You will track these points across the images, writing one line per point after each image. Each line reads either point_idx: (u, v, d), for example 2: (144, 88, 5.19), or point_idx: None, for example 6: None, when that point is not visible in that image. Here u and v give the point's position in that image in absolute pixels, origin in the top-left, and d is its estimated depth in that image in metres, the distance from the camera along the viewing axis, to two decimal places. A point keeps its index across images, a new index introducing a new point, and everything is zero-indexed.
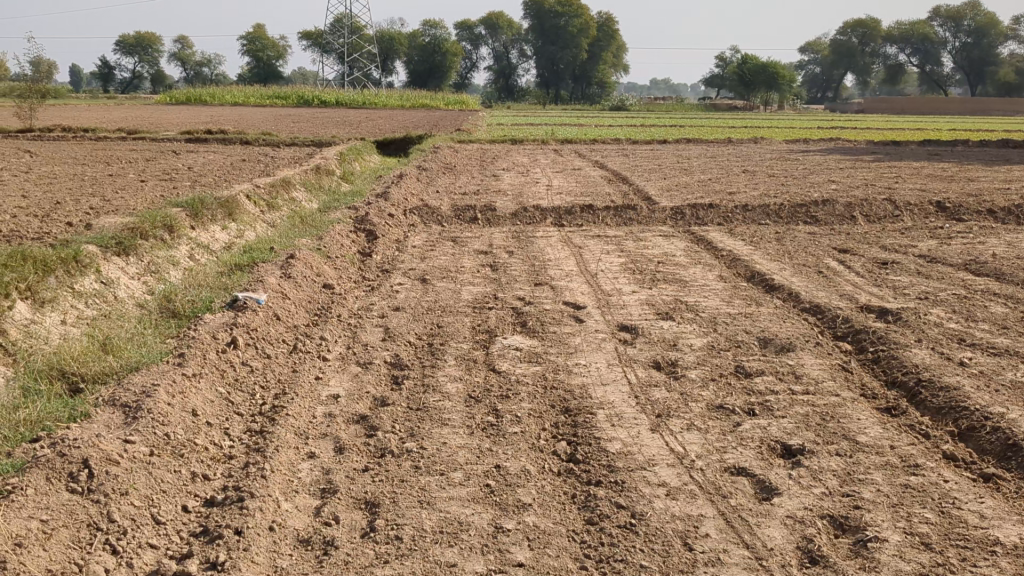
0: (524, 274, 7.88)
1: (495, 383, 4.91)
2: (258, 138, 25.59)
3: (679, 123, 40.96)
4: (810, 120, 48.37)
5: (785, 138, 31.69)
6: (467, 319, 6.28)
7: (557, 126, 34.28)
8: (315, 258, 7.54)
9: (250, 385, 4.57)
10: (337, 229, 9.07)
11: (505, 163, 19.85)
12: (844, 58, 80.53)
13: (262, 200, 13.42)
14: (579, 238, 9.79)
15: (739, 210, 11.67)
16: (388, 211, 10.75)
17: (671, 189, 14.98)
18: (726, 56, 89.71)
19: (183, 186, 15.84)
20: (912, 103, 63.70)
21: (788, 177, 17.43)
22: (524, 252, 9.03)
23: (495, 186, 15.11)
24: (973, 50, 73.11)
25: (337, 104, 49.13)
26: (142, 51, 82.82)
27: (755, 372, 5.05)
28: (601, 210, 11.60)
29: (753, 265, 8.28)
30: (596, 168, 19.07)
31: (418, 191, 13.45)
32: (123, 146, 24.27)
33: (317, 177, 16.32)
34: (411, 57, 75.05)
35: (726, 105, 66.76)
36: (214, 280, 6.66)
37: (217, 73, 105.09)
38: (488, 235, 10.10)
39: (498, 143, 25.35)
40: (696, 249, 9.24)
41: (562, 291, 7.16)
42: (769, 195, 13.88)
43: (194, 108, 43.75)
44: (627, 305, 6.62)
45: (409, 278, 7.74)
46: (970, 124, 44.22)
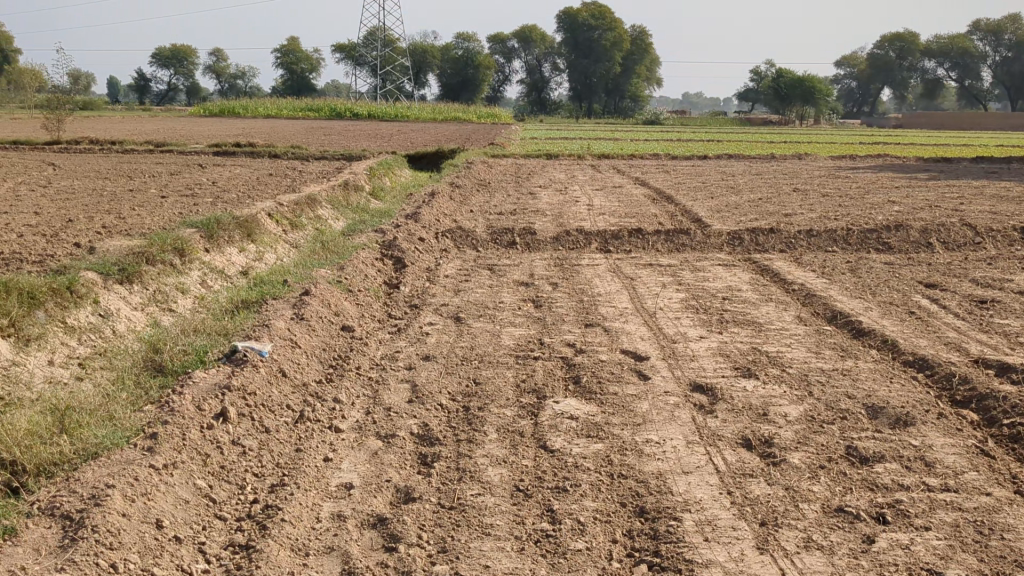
0: (572, 313, 6.89)
1: (549, 468, 3.92)
2: (287, 151, 24.84)
3: (714, 138, 39.87)
4: (847, 135, 47.04)
5: (830, 154, 30.50)
6: (509, 372, 5.29)
7: (592, 140, 33.33)
8: (333, 293, 6.61)
9: (240, 475, 3.64)
10: (360, 256, 8.15)
11: (541, 179, 18.91)
12: (882, 72, 78.83)
13: (285, 218, 12.58)
14: (630, 268, 8.81)
15: (802, 234, 10.62)
16: (418, 234, 9.84)
17: (721, 209, 13.96)
18: (760, 70, 88.60)
19: (205, 203, 15.05)
20: (953, 118, 62.02)
21: (843, 197, 16.32)
22: (570, 284, 8.04)
23: (532, 205, 14.16)
24: (1014, 64, 71.30)
25: (369, 116, 48.60)
26: (178, 63, 83.17)
27: (872, 457, 4.02)
28: (650, 234, 10.61)
29: (833, 303, 7.23)
30: (637, 185, 18.07)
31: (450, 211, 12.52)
32: (150, 158, 23.63)
33: (345, 193, 15.48)
34: (444, 69, 74.60)
35: (761, 120, 65.56)
36: (216, 321, 5.76)
37: (251, 85, 105.29)
38: (528, 263, 9.13)
39: (533, 158, 24.46)
40: (762, 281, 8.21)
41: (618, 336, 6.16)
42: (830, 218, 12.80)
43: (226, 121, 43.37)
44: (696, 355, 5.61)
45: (441, 316, 6.78)
46: (1015, 140, 42.80)
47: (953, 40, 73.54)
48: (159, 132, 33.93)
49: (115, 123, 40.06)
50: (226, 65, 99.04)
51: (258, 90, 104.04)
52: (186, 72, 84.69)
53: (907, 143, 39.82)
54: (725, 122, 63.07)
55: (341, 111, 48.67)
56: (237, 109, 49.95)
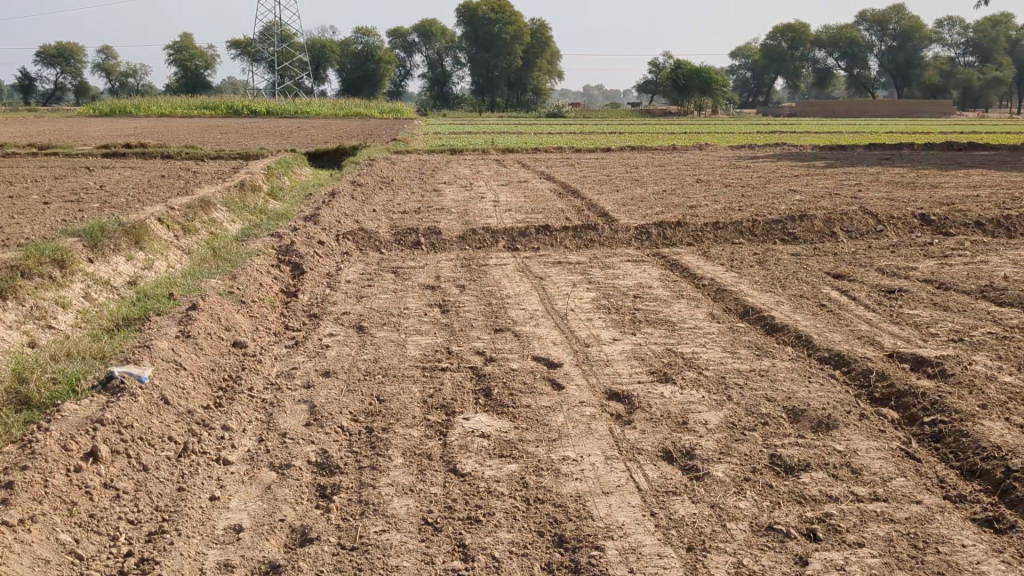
0: (480, 317, 6.60)
1: (460, 494, 3.62)
2: (181, 151, 23.88)
3: (616, 130, 40.03)
4: (744, 124, 48.02)
5: (730, 143, 30.97)
6: (415, 387, 4.97)
7: (496, 134, 33.13)
8: (224, 306, 6.17)
9: (112, 524, 3.23)
10: (254, 263, 7.69)
11: (445, 175, 18.57)
12: (775, 62, 80.80)
13: (177, 223, 11.96)
14: (539, 267, 8.58)
15: (709, 227, 10.56)
16: (317, 237, 9.40)
17: (628, 202, 13.88)
18: (659, 62, 89.95)
19: (90, 209, 14.21)
20: (844, 106, 63.98)
21: (746, 187, 16.45)
22: (478, 286, 7.75)
23: (436, 203, 13.82)
24: (899, 53, 73.99)
25: (268, 114, 47.36)
26: (64, 61, 79.80)
27: (798, 466, 3.84)
28: (558, 230, 10.40)
29: (745, 299, 7.12)
30: (541, 180, 17.88)
31: (352, 211, 12.10)
32: (32, 162, 22.38)
33: (241, 195, 14.85)
34: (344, 65, 73.34)
35: (660, 111, 66.44)
36: (92, 342, 5.26)
37: (142, 83, 101.70)
38: (433, 265, 8.80)
39: (437, 153, 24.09)
40: (672, 277, 8.08)
41: (530, 341, 5.89)
42: (734, 209, 12.83)
43: (116, 121, 41.65)
44: (610, 360, 5.38)
45: (342, 326, 6.41)
46: (900, 127, 44.36)
47: (841, 30, 75.88)
48: (42, 133, 32.30)
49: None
50: (116, 63, 95.41)
51: (150, 88, 100.60)
52: (72, 70, 81.17)
53: (803, 131, 40.82)
54: (627, 114, 63.66)
55: (238, 108, 47.33)
56: (128, 108, 48.02)
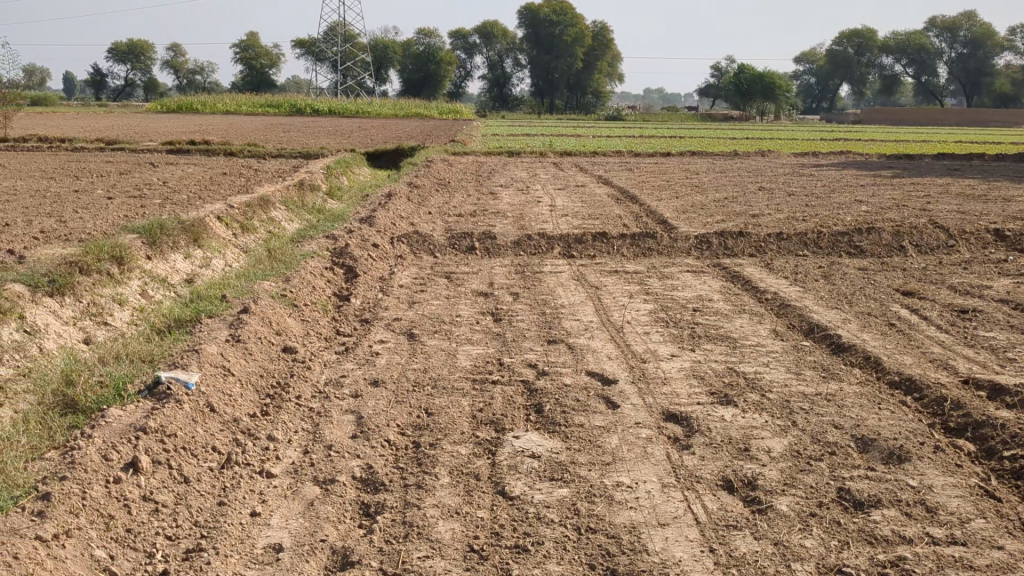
0: (533, 328, 6.43)
1: (508, 519, 3.47)
2: (242, 149, 24.12)
3: (676, 134, 39.58)
4: (807, 131, 47.21)
5: (793, 150, 30.38)
6: (465, 400, 4.83)
7: (555, 137, 32.97)
8: (275, 309, 6.09)
9: (149, 540, 3.14)
10: (309, 265, 7.62)
11: (503, 178, 18.45)
12: (840, 68, 79.34)
13: (235, 221, 12.01)
14: (595, 275, 8.39)
15: (771, 237, 10.27)
16: (372, 240, 9.33)
17: (688, 210, 13.61)
18: (721, 66, 88.95)
19: (152, 205, 14.37)
20: (912, 113, 62.54)
21: (810, 196, 16.05)
22: (533, 294, 7.59)
23: (493, 206, 13.71)
24: (970, 60, 72.14)
25: (329, 112, 47.77)
26: (134, 58, 81.61)
27: (868, 502, 3.62)
28: (616, 238, 10.20)
29: (809, 315, 6.85)
30: (600, 184, 17.68)
31: (407, 213, 12.04)
32: (99, 157, 22.78)
33: (300, 194, 14.89)
34: (406, 65, 73.77)
35: (721, 115, 65.61)
36: (142, 343, 5.22)
37: (209, 80, 103.51)
38: (487, 271, 8.66)
39: (494, 155, 24.00)
40: (733, 290, 7.83)
41: (584, 355, 5.72)
42: (797, 219, 12.50)
43: (182, 117, 42.36)
44: (668, 378, 5.17)
45: (394, 333, 6.29)
46: (969, 136, 43.21)
47: (910, 37, 74.24)
48: (110, 128, 32.94)
49: (66, 119, 38.94)
50: (184, 60, 97.19)
51: (216, 86, 102.32)
52: (142, 67, 82.94)
53: (868, 139, 39.94)
54: (687, 118, 62.98)
55: (300, 107, 47.83)
56: (194, 104, 48.84)
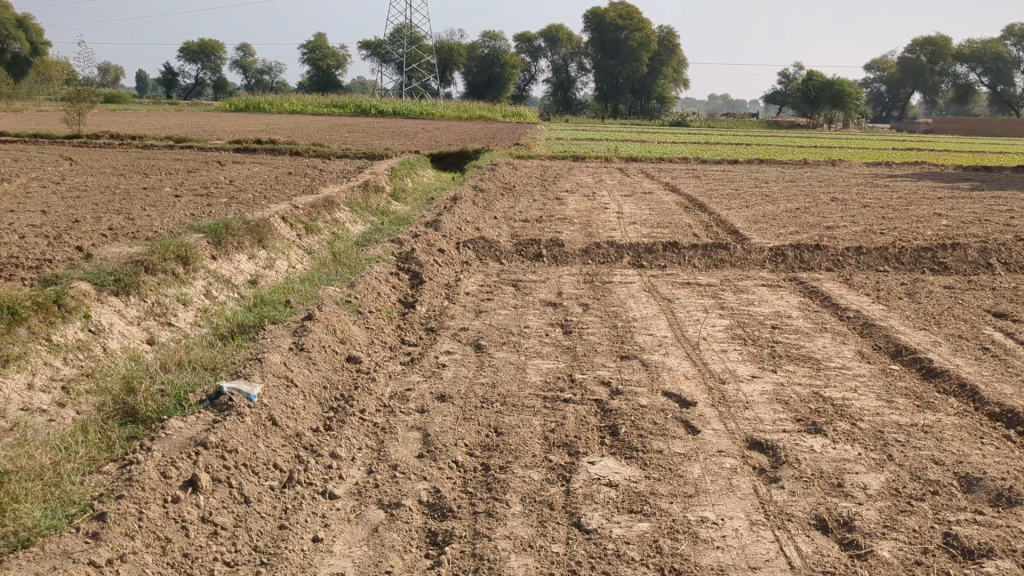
0: (604, 342, 6.18)
1: (584, 556, 3.23)
2: (309, 149, 24.23)
3: (744, 141, 38.89)
4: (877, 140, 46.12)
5: (864, 160, 29.60)
6: (535, 419, 4.60)
7: (620, 142, 32.59)
8: (340, 316, 5.94)
9: (206, 566, 2.97)
10: (374, 271, 7.47)
11: (568, 183, 18.20)
12: (913, 76, 77.45)
13: (300, 222, 11.97)
14: (666, 287, 8.11)
15: (850, 251, 9.87)
16: (437, 245, 9.17)
17: (760, 220, 13.22)
18: (789, 72, 87.56)
19: (219, 204, 14.45)
20: (986, 123, 60.72)
21: (886, 208, 15.51)
22: (602, 306, 7.34)
23: (559, 212, 13.49)
24: None
25: (394, 114, 47.97)
26: (205, 58, 83.11)
27: (978, 550, 3.30)
28: (687, 248, 9.88)
29: (896, 336, 6.48)
30: (667, 191, 17.34)
31: (473, 218, 11.87)
32: (168, 155, 23.06)
33: (365, 195, 14.84)
34: (470, 68, 73.96)
35: (789, 123, 64.46)
36: (205, 349, 5.10)
37: (277, 81, 105.11)
38: (554, 280, 8.43)
39: (559, 159, 23.76)
40: (813, 307, 7.49)
41: (659, 373, 5.44)
42: (875, 232, 12.04)
43: (250, 116, 42.90)
44: (750, 401, 4.88)
45: (460, 343, 6.10)
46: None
47: (987, 45, 72.17)
48: (181, 127, 33.43)
49: (139, 117, 39.63)
50: (253, 60, 98.81)
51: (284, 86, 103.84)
52: (213, 67, 84.50)
53: (943, 149, 38.77)
54: (753, 125, 61.99)
55: (365, 108, 48.13)
56: (262, 104, 49.47)
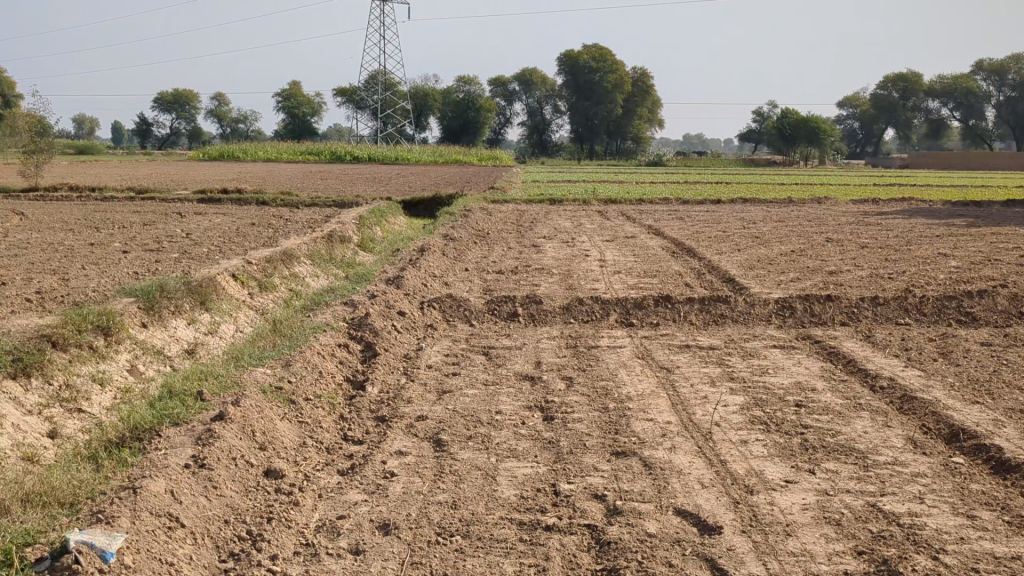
0: (596, 433, 5.00)
1: None
2: (276, 198, 23.07)
3: (724, 180, 38.14)
4: (855, 176, 45.56)
5: (848, 197, 28.85)
6: (507, 563, 3.41)
7: (598, 183, 31.68)
8: (263, 411, 4.74)
9: None
10: (318, 344, 6.28)
11: (546, 228, 17.12)
12: (885, 113, 77.52)
13: (253, 278, 10.77)
14: (663, 353, 6.97)
15: (864, 302, 8.80)
16: (397, 306, 8.01)
17: (755, 265, 12.18)
18: (763, 112, 87.85)
19: (168, 261, 13.25)
20: (959, 158, 60.45)
21: (887, 249, 14.49)
22: (590, 379, 6.18)
23: (537, 261, 12.39)
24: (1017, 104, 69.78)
25: (369, 160, 47.02)
26: (180, 107, 82.03)
27: None
28: (682, 302, 8.77)
29: (948, 415, 5.35)
30: (651, 235, 16.31)
31: (442, 271, 10.74)
32: (127, 207, 21.81)
33: (329, 246, 13.70)
34: (446, 112, 73.42)
35: (765, 160, 64.03)
36: (73, 470, 3.88)
37: (252, 129, 104.49)
38: (532, 345, 7.27)
39: (536, 203, 22.71)
40: (838, 375, 6.35)
41: (667, 480, 4.27)
42: (883, 278, 11.00)
43: (222, 165, 41.70)
44: (791, 524, 3.72)
45: (417, 439, 4.90)
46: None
47: (957, 80, 72.30)
48: (150, 177, 32.21)
49: (108, 168, 38.29)
50: (228, 108, 97.94)
51: (259, 134, 103.10)
52: (187, 116, 83.59)
53: (925, 184, 38.10)
54: (728, 163, 61.50)
55: (341, 155, 47.19)
56: (237, 153, 48.45)
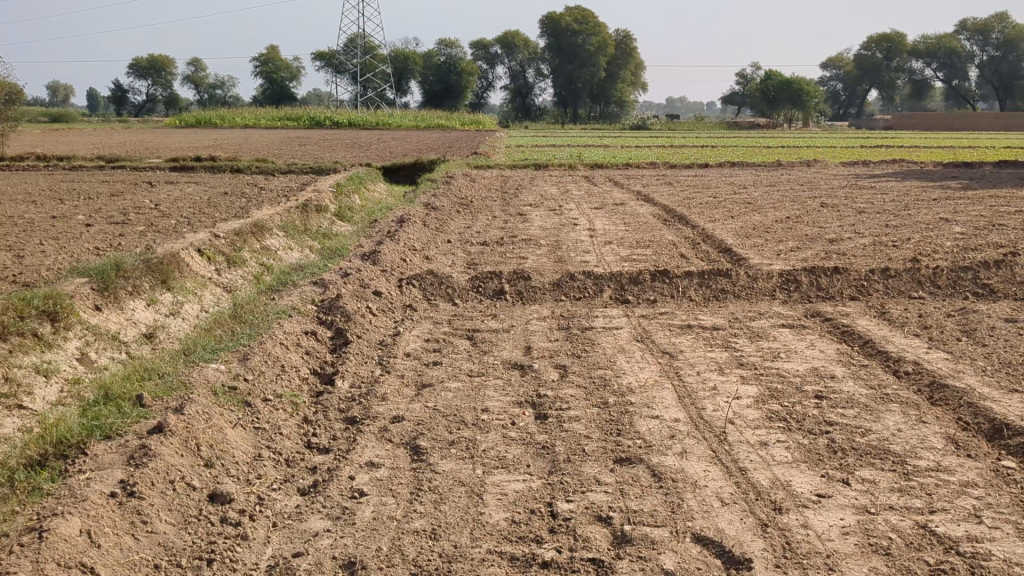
0: (596, 435, 4.39)
1: None
2: (251, 166, 22.21)
3: (709, 143, 37.36)
4: (840, 137, 45.06)
5: (837, 160, 28.17)
6: None
7: (583, 148, 30.88)
8: (212, 419, 4.10)
9: None
10: (282, 333, 5.63)
11: (531, 195, 16.43)
12: (868, 74, 76.64)
13: (221, 253, 10.07)
14: (664, 336, 6.36)
15: (874, 274, 8.20)
16: (372, 285, 7.36)
17: (752, 233, 11.58)
18: (747, 74, 87.00)
19: (133, 235, 12.50)
20: (943, 118, 59.71)
21: (886, 215, 13.87)
22: (586, 368, 5.57)
23: (522, 231, 11.75)
24: (1000, 64, 68.82)
25: (349, 125, 45.94)
26: (157, 73, 80.26)
27: None
28: (680, 276, 8.16)
29: (987, 406, 4.77)
30: (640, 201, 15.66)
31: (423, 244, 10.08)
32: (96, 177, 20.94)
33: (305, 216, 12.99)
34: (427, 76, 72.15)
35: (748, 122, 63.21)
36: None
37: (231, 95, 102.63)
38: (520, 328, 6.64)
39: (519, 169, 21.98)
40: (858, 360, 5.76)
41: (681, 495, 3.68)
42: (888, 247, 10.40)
43: (198, 132, 40.63)
44: (831, 556, 3.15)
45: (392, 445, 4.28)
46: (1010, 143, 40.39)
47: (941, 40, 71.37)
48: (124, 146, 31.17)
49: (81, 136, 37.15)
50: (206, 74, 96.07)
51: (238, 100, 101.37)
52: (163, 82, 81.77)
53: (913, 145, 37.42)
54: (712, 126, 60.61)
55: (320, 120, 46.10)
56: (214, 119, 47.28)
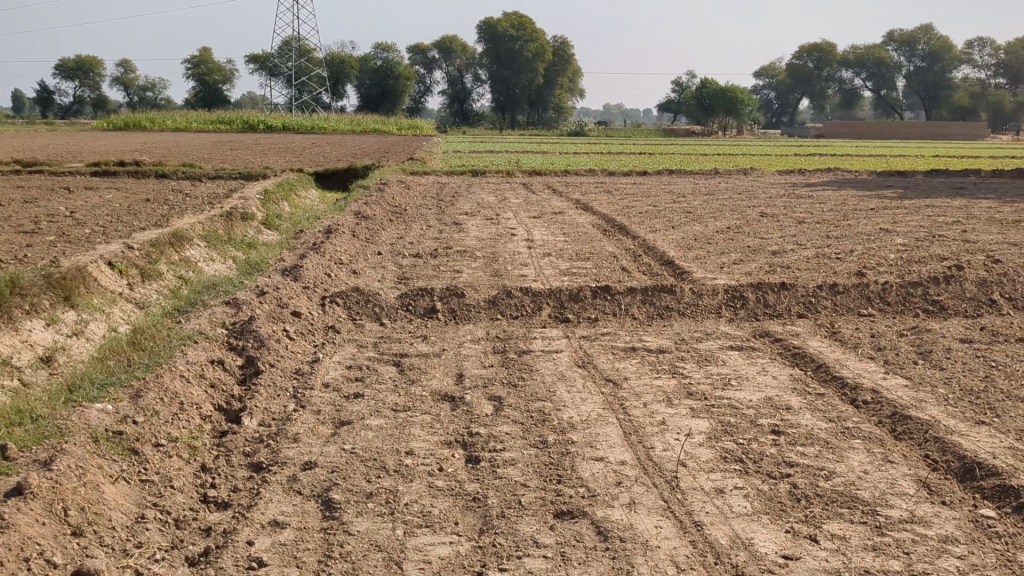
0: (534, 483, 3.90)
1: None
2: (176, 171, 21.28)
3: (647, 151, 37.22)
4: (773, 146, 45.26)
5: (773, 168, 28.17)
6: None
7: (521, 154, 30.46)
8: (87, 474, 3.53)
9: None
10: (184, 364, 5.03)
11: (467, 204, 15.93)
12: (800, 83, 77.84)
13: (134, 266, 9.36)
14: (607, 360, 5.91)
15: (822, 289, 7.87)
16: (292, 304, 6.79)
17: (694, 244, 11.24)
18: (683, 82, 87.75)
19: (41, 246, 11.66)
20: (872, 127, 60.72)
21: (826, 225, 13.66)
22: (523, 399, 5.07)
23: (457, 242, 11.24)
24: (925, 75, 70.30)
25: (283, 128, 44.86)
26: (84, 74, 77.69)
27: None
28: (622, 292, 7.73)
29: (956, 442, 4.40)
30: (579, 210, 15.27)
31: (351, 257, 9.51)
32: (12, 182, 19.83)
33: (228, 225, 12.30)
34: (364, 80, 71.14)
35: (683, 129, 63.52)
36: None
37: (162, 98, 100.13)
38: (452, 351, 6.13)
39: (456, 176, 21.46)
40: (813, 387, 5.37)
41: (629, 560, 3.21)
42: (832, 259, 10.12)
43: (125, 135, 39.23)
44: None
45: (301, 499, 3.73)
46: (938, 152, 41.02)
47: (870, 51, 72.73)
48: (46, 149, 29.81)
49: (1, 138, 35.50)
50: (135, 75, 93.44)
51: (169, 103, 98.97)
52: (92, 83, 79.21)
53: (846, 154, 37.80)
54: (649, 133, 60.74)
55: (253, 123, 44.92)
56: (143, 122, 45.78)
